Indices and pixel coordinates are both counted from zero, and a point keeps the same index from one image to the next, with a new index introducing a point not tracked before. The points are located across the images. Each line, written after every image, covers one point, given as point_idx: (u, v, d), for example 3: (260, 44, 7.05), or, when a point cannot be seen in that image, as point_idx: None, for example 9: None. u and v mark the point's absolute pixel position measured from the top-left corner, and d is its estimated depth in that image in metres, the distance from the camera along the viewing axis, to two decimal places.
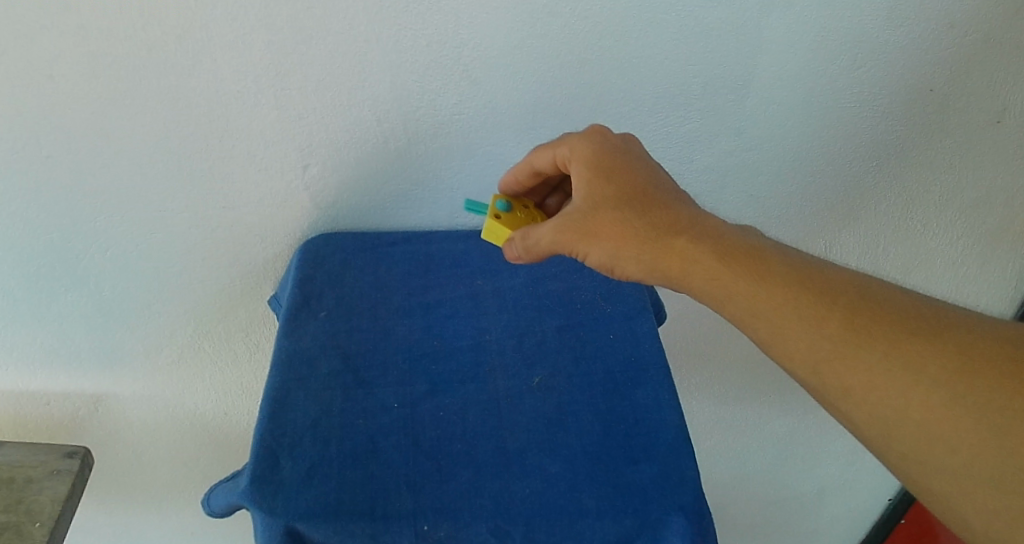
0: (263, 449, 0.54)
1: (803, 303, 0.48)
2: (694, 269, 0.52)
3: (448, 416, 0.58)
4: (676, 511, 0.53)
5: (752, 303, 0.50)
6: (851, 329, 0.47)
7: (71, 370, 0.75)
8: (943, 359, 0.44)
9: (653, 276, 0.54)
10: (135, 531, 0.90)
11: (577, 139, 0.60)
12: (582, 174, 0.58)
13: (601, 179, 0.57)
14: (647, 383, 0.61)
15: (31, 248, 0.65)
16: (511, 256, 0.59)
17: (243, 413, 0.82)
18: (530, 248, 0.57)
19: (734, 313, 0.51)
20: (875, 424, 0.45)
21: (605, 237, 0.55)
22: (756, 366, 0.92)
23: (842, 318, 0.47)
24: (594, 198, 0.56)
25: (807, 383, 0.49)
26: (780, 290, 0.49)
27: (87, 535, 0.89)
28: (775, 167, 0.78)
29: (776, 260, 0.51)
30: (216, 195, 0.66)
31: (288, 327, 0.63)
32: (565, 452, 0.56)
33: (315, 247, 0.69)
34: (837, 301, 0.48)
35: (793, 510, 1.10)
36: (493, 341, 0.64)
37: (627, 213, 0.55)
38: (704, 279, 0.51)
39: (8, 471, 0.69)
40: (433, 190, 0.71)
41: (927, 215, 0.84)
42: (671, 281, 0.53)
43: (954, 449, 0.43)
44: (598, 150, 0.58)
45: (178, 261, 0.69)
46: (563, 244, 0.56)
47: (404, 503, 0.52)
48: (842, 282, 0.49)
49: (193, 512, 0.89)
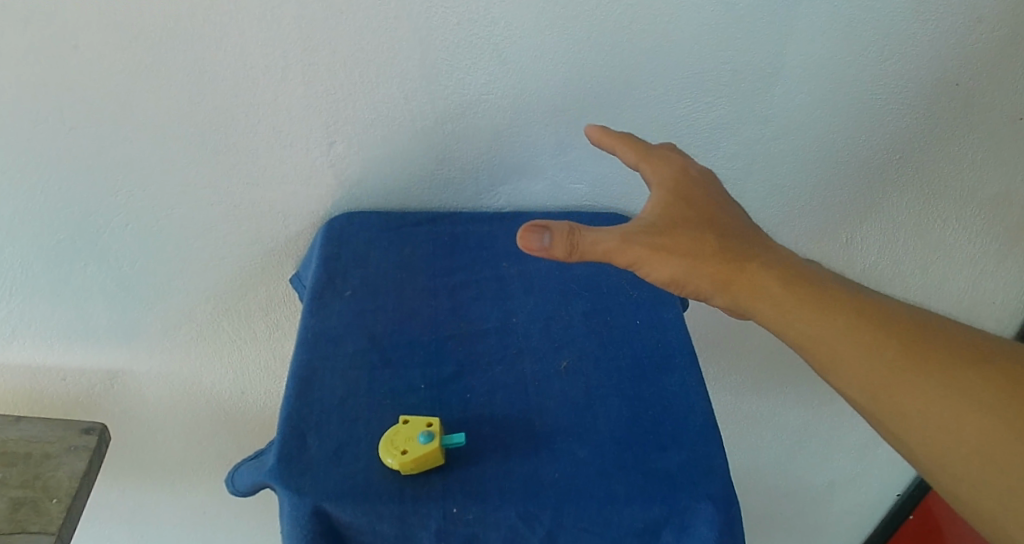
0: (291, 429, 0.53)
1: (866, 328, 0.48)
2: (761, 293, 0.50)
3: (476, 399, 0.57)
4: (706, 499, 0.53)
5: (813, 327, 0.48)
6: (911, 356, 0.47)
7: (89, 346, 0.74)
8: (998, 386, 0.45)
9: (721, 298, 0.50)
10: (148, 513, 0.89)
11: (659, 162, 0.57)
12: (660, 197, 0.54)
13: (679, 202, 0.54)
14: (674, 370, 0.60)
15: (53, 220, 0.65)
16: (539, 244, 0.47)
17: (258, 393, 0.81)
18: (575, 245, 0.48)
19: (794, 339, 0.49)
20: (931, 449, 0.45)
21: (676, 254, 0.50)
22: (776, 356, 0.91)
23: (901, 346, 0.47)
24: (670, 218, 0.52)
25: (864, 407, 0.48)
26: (842, 316, 0.49)
27: (100, 514, 0.88)
28: (801, 157, 0.77)
29: (840, 289, 0.50)
30: (241, 170, 0.65)
31: (313, 306, 0.61)
32: (593, 438, 0.56)
33: (340, 225, 0.68)
34: (896, 329, 0.48)
35: (805, 503, 1.10)
36: (519, 324, 0.63)
37: (701, 234, 0.51)
38: (768, 304, 0.49)
39: (25, 446, 0.69)
40: (458, 171, 0.70)
41: (947, 210, 0.84)
42: (739, 306, 0.50)
43: (1009, 473, 0.43)
44: (674, 175, 0.56)
45: (200, 236, 0.68)
46: (625, 254, 0.49)
47: (433, 486, 0.52)
48: (903, 312, 0.49)
49: (205, 494, 0.88)
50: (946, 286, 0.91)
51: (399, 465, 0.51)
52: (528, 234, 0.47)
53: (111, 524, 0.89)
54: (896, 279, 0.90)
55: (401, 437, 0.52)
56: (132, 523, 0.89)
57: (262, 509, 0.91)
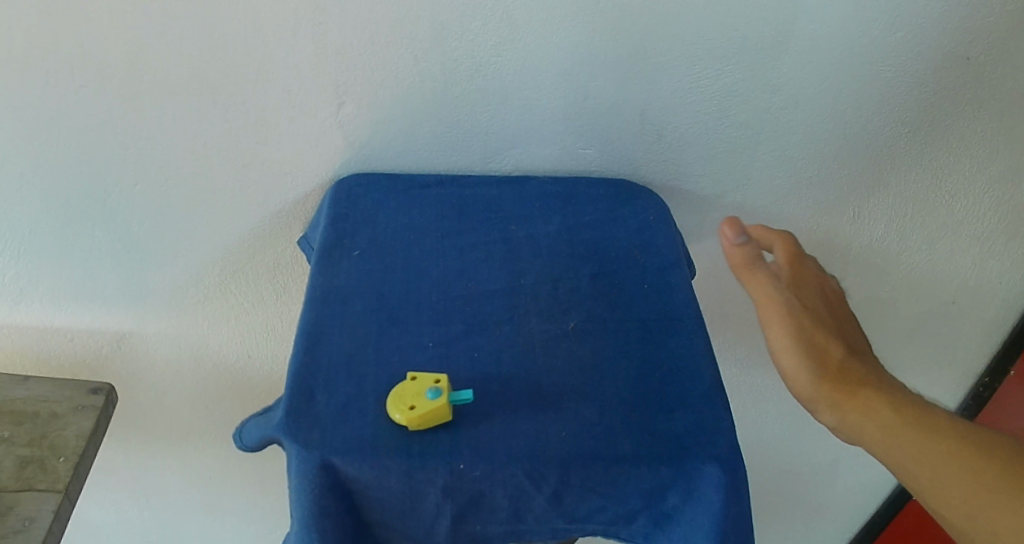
0: (299, 384, 0.53)
1: (972, 452, 0.49)
2: (872, 407, 0.52)
3: (484, 358, 0.57)
4: (712, 461, 0.52)
5: (920, 446, 0.49)
6: (1015, 482, 0.47)
7: (98, 304, 0.74)
8: None
9: (830, 410, 0.53)
10: (154, 477, 0.90)
11: (828, 281, 0.62)
12: (820, 304, 0.59)
13: (835, 324, 0.58)
14: (682, 333, 0.60)
15: (63, 178, 0.65)
16: (733, 223, 0.60)
17: (264, 358, 0.81)
18: (765, 276, 0.59)
19: (896, 458, 0.50)
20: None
21: (817, 353, 0.55)
22: None
23: (1002, 474, 0.48)
24: (822, 325, 0.57)
25: (928, 503, 0.49)
26: (945, 437, 0.49)
27: (107, 478, 0.89)
28: (810, 128, 0.76)
29: (943, 414, 0.51)
30: (251, 130, 0.65)
31: (321, 265, 0.61)
32: (601, 398, 0.56)
33: (349, 186, 0.68)
34: (996, 454, 0.49)
35: (809, 479, 1.10)
36: (527, 286, 0.63)
37: (837, 345, 0.56)
38: (878, 425, 0.51)
39: (33, 405, 0.71)
40: (467, 134, 0.70)
41: (957, 186, 0.83)
42: (844, 421, 0.52)
43: None
44: (829, 299, 0.60)
45: (208, 197, 0.68)
46: (785, 327, 0.56)
47: (440, 442, 0.52)
48: (1005, 440, 0.50)
49: (213, 458, 0.89)
50: (953, 264, 0.91)
51: (406, 421, 0.51)
52: (731, 224, 0.60)
53: (117, 488, 0.90)
54: (902, 254, 0.89)
55: (408, 394, 0.52)
56: (137, 487, 0.90)
57: (267, 477, 0.91)
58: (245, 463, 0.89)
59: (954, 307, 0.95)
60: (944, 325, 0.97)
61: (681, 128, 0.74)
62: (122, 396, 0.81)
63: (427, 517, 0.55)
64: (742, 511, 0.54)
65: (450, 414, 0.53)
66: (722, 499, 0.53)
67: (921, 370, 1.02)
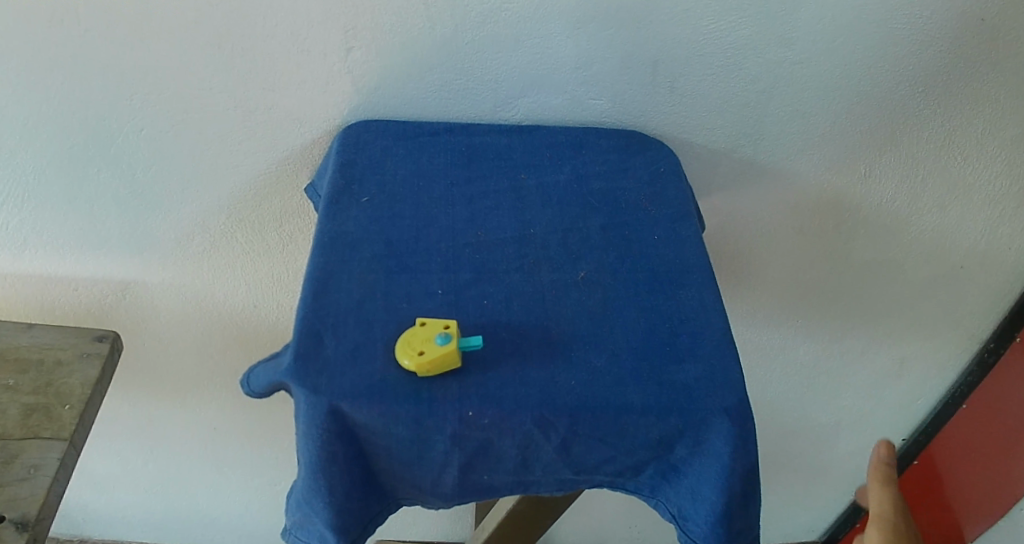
0: (307, 328, 0.53)
1: None
2: None
3: (493, 305, 0.56)
4: (721, 412, 0.52)
5: None
6: None
7: (110, 249, 0.75)
8: None
9: None
10: (162, 417, 0.94)
11: None
12: None
13: None
14: (692, 285, 0.59)
15: (68, 121, 0.64)
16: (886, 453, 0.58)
17: (271, 307, 0.82)
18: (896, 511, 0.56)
19: None
20: None
21: None
22: (793, 286, 0.94)
23: None
24: None
25: None
26: None
27: (119, 412, 0.93)
28: (823, 85, 0.74)
29: None
30: (256, 76, 0.64)
31: (328, 211, 0.60)
32: (611, 347, 0.55)
33: (357, 133, 0.67)
34: None
35: (810, 440, 1.13)
36: (537, 235, 0.62)
37: None
38: None
39: (38, 354, 0.71)
40: (477, 81, 0.68)
41: (967, 149, 0.82)
42: None
43: None
44: None
45: (214, 144, 0.68)
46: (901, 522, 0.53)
47: (449, 388, 0.51)
48: None
49: (228, 400, 0.92)
50: (962, 228, 0.89)
51: (414, 366, 0.51)
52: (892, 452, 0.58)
53: (130, 420, 0.94)
54: (912, 217, 0.88)
55: (417, 339, 0.52)
56: (148, 424, 0.95)
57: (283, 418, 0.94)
58: (260, 405, 0.92)
59: (961, 272, 0.94)
60: (951, 290, 0.96)
61: (693, 81, 0.72)
62: (131, 338, 0.84)
63: (433, 468, 0.54)
64: (749, 462, 0.54)
65: (459, 360, 0.52)
66: (730, 452, 0.53)
67: (926, 334, 1.01)
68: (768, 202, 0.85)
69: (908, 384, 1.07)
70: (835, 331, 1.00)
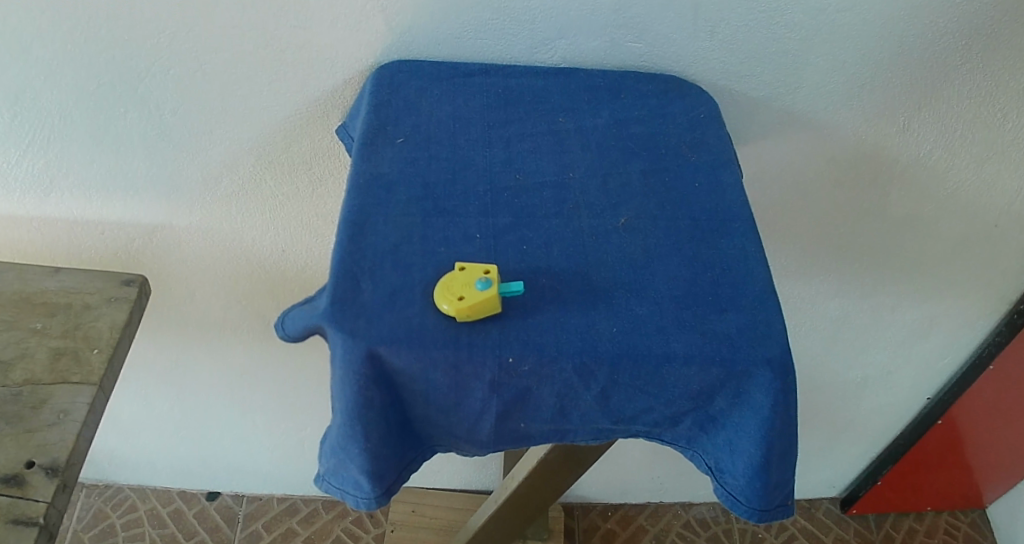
0: (344, 270, 0.52)
1: None
2: None
3: (532, 251, 0.55)
4: (765, 364, 0.50)
5: None
6: None
7: (138, 193, 0.74)
8: None
9: None
10: (192, 360, 0.94)
11: None
12: None
13: None
14: (734, 234, 0.58)
15: (94, 61, 0.63)
16: None
17: (301, 252, 0.81)
18: None
19: None
20: None
21: None
22: (829, 235, 0.92)
23: None
24: None
25: None
26: None
27: (148, 357, 0.93)
28: (867, 33, 0.71)
29: None
30: (286, 14, 0.61)
31: (363, 152, 0.59)
32: (652, 295, 0.54)
33: (390, 74, 0.65)
34: None
35: (834, 395, 1.13)
36: (576, 179, 0.60)
37: None
38: None
39: (65, 298, 0.71)
40: (514, 21, 0.66)
41: (1012, 105, 0.78)
42: None
43: None
44: None
45: (243, 86, 0.66)
46: None
47: (488, 334, 0.50)
48: None
49: (259, 344, 0.92)
50: (1001, 187, 0.87)
51: (454, 311, 0.49)
52: None
53: (158, 366, 0.95)
54: (950, 173, 0.85)
55: (457, 283, 0.50)
56: (177, 369, 0.95)
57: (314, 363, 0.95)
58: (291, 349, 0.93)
59: (995, 231, 0.92)
60: (985, 249, 0.94)
61: (735, 25, 0.69)
62: (161, 282, 0.84)
63: (471, 415, 0.53)
64: (790, 414, 0.53)
65: (499, 306, 0.51)
66: (772, 404, 0.51)
67: (956, 293, 0.99)
68: (805, 153, 0.83)
69: (936, 343, 1.06)
70: (866, 287, 0.98)
